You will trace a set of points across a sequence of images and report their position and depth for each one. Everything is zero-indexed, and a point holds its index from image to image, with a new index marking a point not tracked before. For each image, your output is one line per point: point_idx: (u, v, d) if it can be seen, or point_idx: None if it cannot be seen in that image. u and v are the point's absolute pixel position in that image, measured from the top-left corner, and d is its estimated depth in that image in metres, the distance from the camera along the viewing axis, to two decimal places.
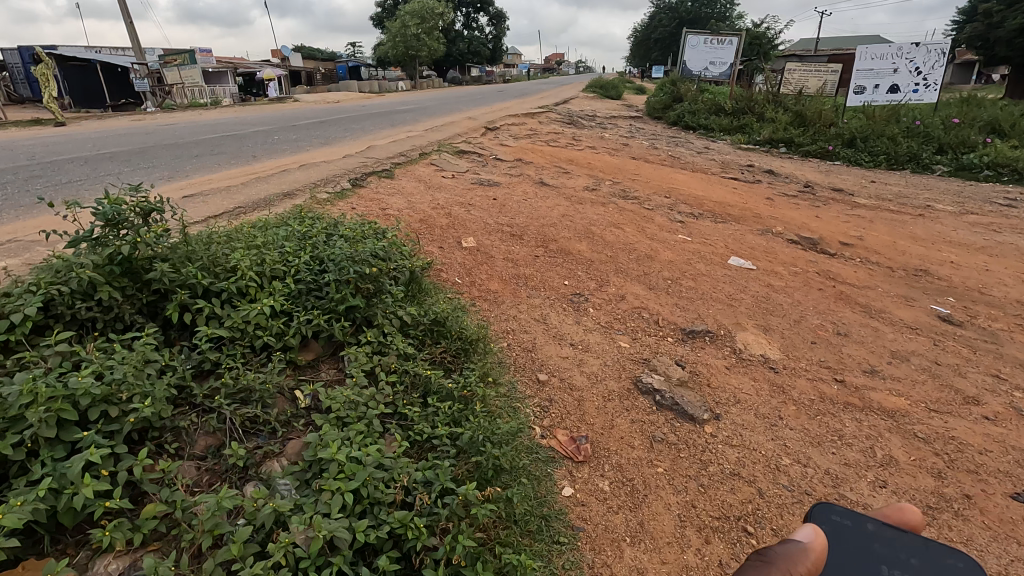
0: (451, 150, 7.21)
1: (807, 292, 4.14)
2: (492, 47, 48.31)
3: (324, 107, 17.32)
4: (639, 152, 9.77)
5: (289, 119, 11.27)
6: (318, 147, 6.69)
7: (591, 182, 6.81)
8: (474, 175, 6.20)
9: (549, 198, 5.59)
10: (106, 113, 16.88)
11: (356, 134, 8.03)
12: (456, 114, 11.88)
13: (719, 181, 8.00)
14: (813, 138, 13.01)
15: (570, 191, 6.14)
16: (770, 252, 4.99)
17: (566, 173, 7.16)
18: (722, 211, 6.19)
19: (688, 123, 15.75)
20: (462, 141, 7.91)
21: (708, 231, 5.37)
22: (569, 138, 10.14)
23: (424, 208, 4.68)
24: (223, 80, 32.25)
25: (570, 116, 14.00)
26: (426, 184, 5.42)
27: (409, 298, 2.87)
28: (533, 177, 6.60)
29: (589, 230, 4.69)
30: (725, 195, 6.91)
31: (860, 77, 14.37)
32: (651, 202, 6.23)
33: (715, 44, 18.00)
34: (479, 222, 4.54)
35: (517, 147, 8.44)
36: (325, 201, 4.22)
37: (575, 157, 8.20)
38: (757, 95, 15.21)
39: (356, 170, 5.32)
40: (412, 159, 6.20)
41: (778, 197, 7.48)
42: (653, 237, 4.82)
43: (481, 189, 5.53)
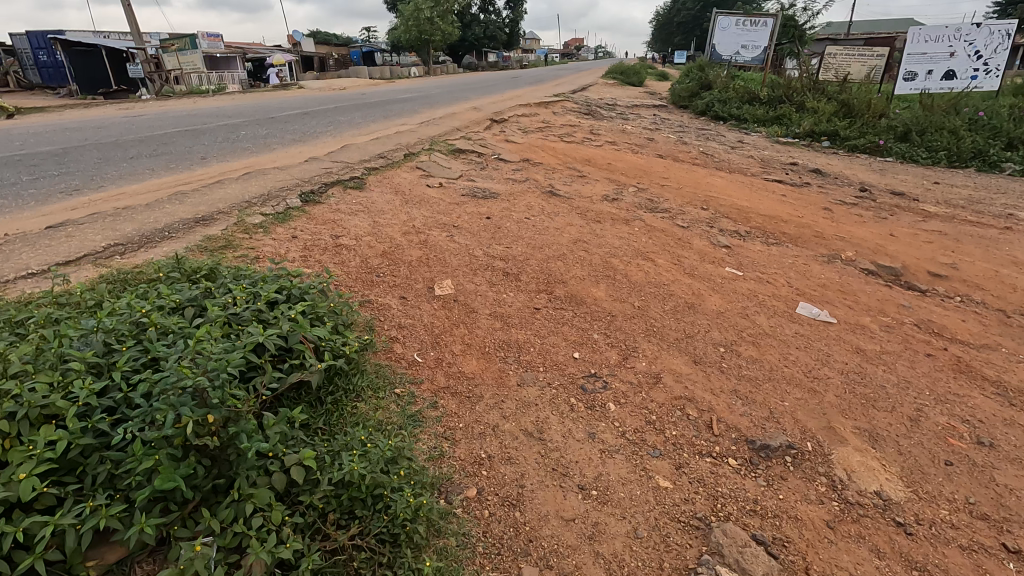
0: (446, 149, 6.10)
1: (913, 364, 2.97)
2: (509, 31, 46.85)
3: (327, 94, 16.37)
4: (667, 149, 8.54)
5: (277, 109, 10.28)
6: (285, 147, 5.65)
7: (611, 190, 5.66)
8: (469, 182, 5.09)
9: (558, 214, 4.45)
10: (100, 101, 16.11)
11: (339, 129, 6.99)
12: (461, 104, 10.76)
13: (763, 186, 6.76)
14: (860, 130, 11.61)
15: (585, 203, 5.00)
16: (846, 292, 3.81)
17: (581, 177, 6.02)
18: (773, 230, 5.00)
19: (717, 113, 14.40)
20: (461, 137, 6.82)
21: (764, 260, 4.20)
22: (586, 132, 8.95)
23: (393, 231, 3.60)
24: (232, 66, 31.43)
25: (588, 105, 12.76)
26: (403, 196, 4.34)
27: (315, 428, 1.79)
28: (541, 184, 5.47)
29: (610, 263, 3.57)
30: (775, 206, 5.69)
31: (911, 62, 12.82)
32: (684, 217, 5.08)
33: (748, 26, 16.52)
34: (463, 254, 3.44)
35: (525, 143, 7.28)
36: (256, 230, 3.19)
37: (592, 156, 7.02)
38: (795, 83, 13.83)
39: (316, 178, 4.25)
40: (394, 162, 5.13)
41: (836, 207, 6.26)
42: (693, 273, 3.68)
43: (474, 202, 4.43)
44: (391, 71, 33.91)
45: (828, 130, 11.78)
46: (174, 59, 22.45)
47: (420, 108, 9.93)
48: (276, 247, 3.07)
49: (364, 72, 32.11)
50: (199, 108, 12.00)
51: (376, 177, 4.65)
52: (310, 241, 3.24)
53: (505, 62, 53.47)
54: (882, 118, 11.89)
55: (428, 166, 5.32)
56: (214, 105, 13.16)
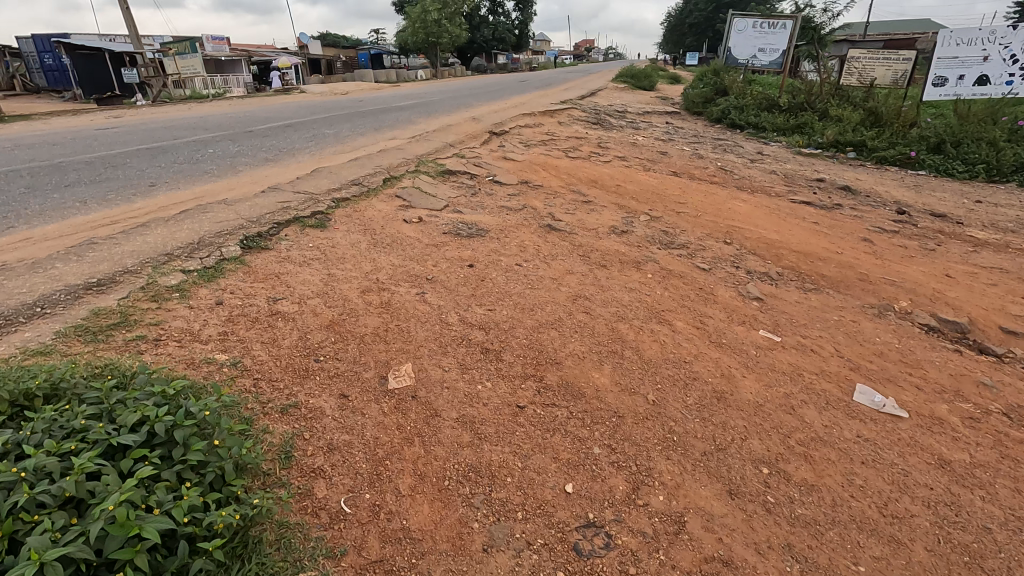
0: (434, 171, 5.44)
1: (1019, 485, 2.22)
2: (518, 33, 46.25)
3: (327, 100, 15.81)
4: (682, 164, 7.82)
5: (266, 117, 9.67)
6: (252, 171, 5.04)
7: (620, 220, 4.97)
8: (455, 213, 4.41)
9: (556, 256, 3.76)
10: (95, 107, 15.65)
11: (319, 146, 6.36)
12: (461, 112, 10.13)
13: (791, 210, 6.01)
14: (889, 141, 10.80)
15: (590, 238, 4.31)
16: (911, 363, 3.07)
17: (585, 203, 5.33)
18: (810, 272, 4.28)
19: (734, 121, 13.64)
20: (454, 155, 6.15)
21: (804, 316, 3.48)
22: (594, 146, 8.25)
23: (350, 289, 2.93)
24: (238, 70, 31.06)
25: (597, 113, 12.06)
26: (371, 235, 3.67)
27: None
28: (538, 214, 4.78)
29: (617, 331, 2.86)
30: (808, 238, 4.96)
31: (941, 66, 12.03)
32: (705, 256, 4.37)
33: (765, 28, 15.67)
34: (433, 321, 2.75)
35: (525, 161, 6.59)
36: (168, 296, 2.53)
37: (599, 174, 6.31)
38: (817, 89, 13.04)
39: (265, 212, 3.60)
40: (369, 189, 4.48)
41: (877, 237, 5.51)
42: (720, 342, 2.96)
43: (455, 242, 3.74)
44: (398, 74, 33.38)
45: (854, 141, 10.99)
46: (174, 64, 22.01)
47: (416, 118, 9.31)
48: (188, 322, 2.40)
49: (371, 75, 31.60)
50: (190, 117, 11.48)
51: (344, 210, 3.99)
52: (237, 308, 2.58)
53: (514, 64, 52.87)
54: (913, 128, 11.07)
55: (410, 193, 4.64)
56: (206, 113, 12.65)
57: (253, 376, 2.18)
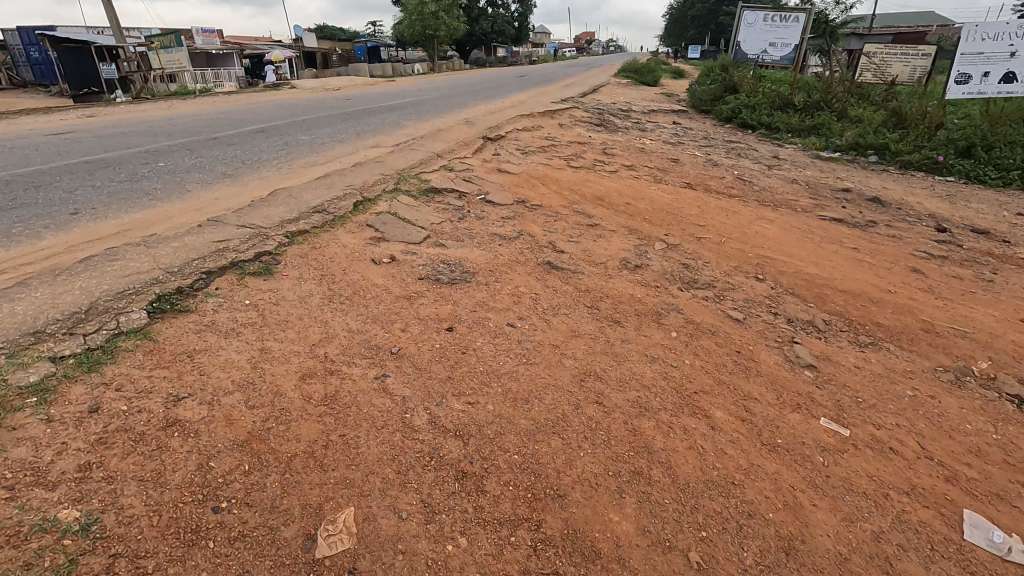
0: (416, 191, 4.72)
1: None
2: (517, 26, 45.30)
3: (316, 97, 15.05)
4: (696, 174, 7.10)
5: (243, 118, 8.94)
6: (202, 191, 4.33)
7: (632, 251, 4.26)
8: (437, 246, 3.70)
9: (558, 308, 3.05)
10: (71, 104, 14.85)
11: (288, 159, 5.64)
12: (454, 113, 9.39)
13: (823, 231, 5.30)
14: (914, 144, 10.06)
15: (599, 279, 3.60)
16: (1020, 466, 2.36)
17: (592, 229, 4.63)
18: (861, 321, 3.57)
19: (744, 121, 12.90)
20: (441, 169, 5.43)
21: (869, 389, 2.77)
22: (598, 153, 7.53)
23: (286, 374, 2.22)
24: (229, 63, 30.22)
25: (600, 113, 11.30)
26: (327, 285, 2.96)
27: None
28: (536, 246, 4.08)
29: (639, 433, 2.15)
30: (852, 271, 4.25)
31: (964, 63, 11.21)
32: (735, 299, 3.67)
33: (777, 22, 14.90)
34: (392, 425, 2.04)
35: (522, 173, 5.87)
36: (16, 405, 1.81)
37: (606, 189, 5.58)
38: (833, 87, 12.29)
39: (192, 257, 2.87)
40: (333, 219, 3.77)
41: (926, 265, 4.79)
42: (773, 441, 2.26)
43: (434, 291, 3.03)
44: (393, 68, 32.49)
45: (877, 144, 10.24)
46: (160, 58, 21.17)
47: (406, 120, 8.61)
48: (34, 452, 1.69)
49: (366, 67, 30.70)
50: (164, 116, 10.75)
51: (299, 250, 3.28)
52: (116, 419, 1.86)
53: (513, 57, 51.94)
54: (939, 130, 10.33)
55: (384, 220, 3.93)
56: (185, 112, 11.94)
57: (110, 552, 1.46)
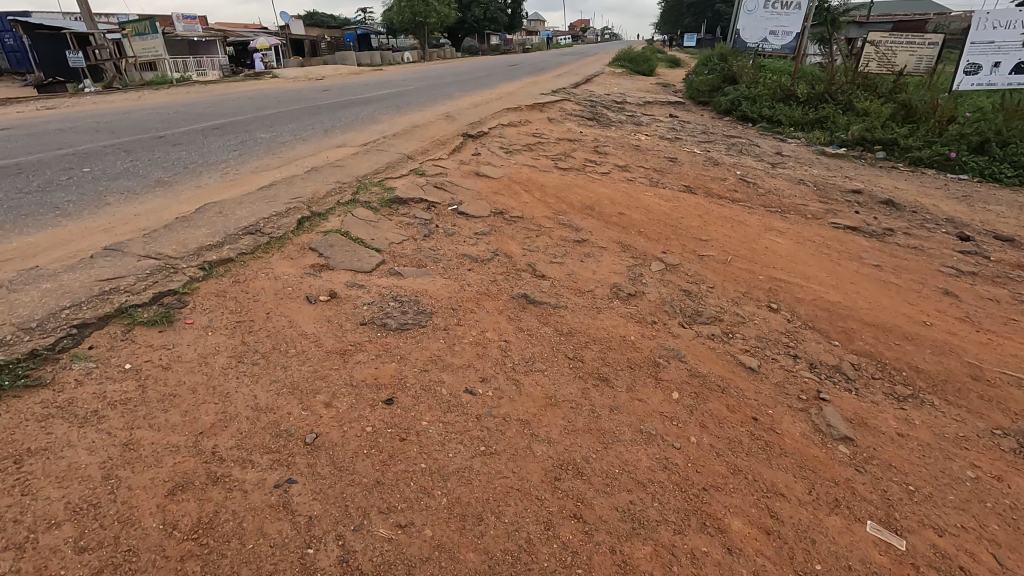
0: (377, 201, 4.11)
1: None
2: (510, 13, 44.30)
3: (295, 87, 14.30)
4: (696, 176, 6.50)
5: (206, 112, 8.25)
6: (122, 205, 3.72)
7: (625, 275, 3.67)
8: (391, 274, 3.10)
9: (532, 361, 2.46)
10: (36, 95, 14.07)
11: (238, 162, 5.01)
12: (435, 107, 8.74)
13: (839, 244, 4.73)
14: (925, 140, 9.47)
15: (584, 315, 3.01)
16: None
17: (580, 246, 4.04)
18: (896, 365, 2.99)
19: (744, 113, 12.29)
20: (410, 173, 4.81)
21: (921, 471, 2.20)
22: (589, 152, 6.92)
23: (148, 486, 1.63)
24: (211, 51, 29.22)
25: (593, 105, 10.67)
26: (241, 337, 2.36)
27: None
28: (512, 271, 3.48)
29: (631, 569, 1.57)
30: (878, 296, 3.67)
31: (974, 53, 10.60)
32: (745, 338, 3.09)
33: (778, 8, 14.24)
34: (285, 571, 1.45)
35: (503, 177, 5.26)
36: None
37: (597, 196, 4.98)
38: (838, 78, 11.69)
39: (62, 306, 2.28)
40: (268, 242, 3.16)
41: (958, 284, 4.22)
42: (809, 569, 1.69)
43: (377, 341, 2.43)
44: (382, 56, 31.56)
45: (885, 139, 9.65)
46: (135, 46, 20.29)
47: (382, 114, 7.97)
48: None
49: (353, 54, 29.75)
50: (124, 108, 10.03)
51: (215, 286, 2.67)
52: None
53: (507, 45, 50.92)
54: (951, 124, 9.73)
55: (332, 242, 3.32)
56: (151, 104, 11.22)
57: None
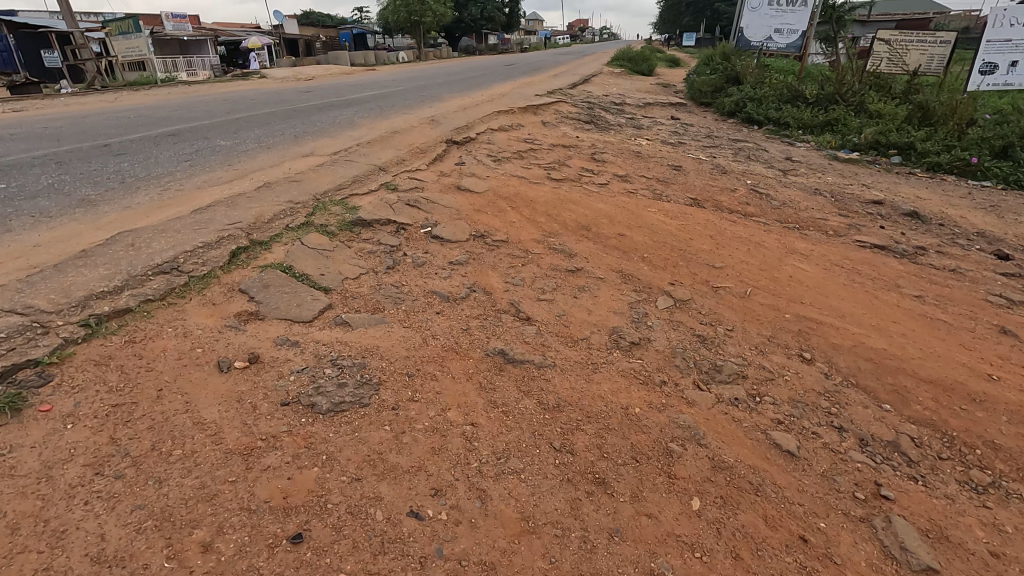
0: (336, 225, 3.50)
1: None
2: (507, 11, 43.67)
3: (280, 88, 13.67)
4: (703, 186, 5.90)
5: (170, 114, 7.62)
6: (24, 232, 3.11)
7: (627, 316, 3.07)
8: (336, 324, 2.49)
9: (505, 458, 1.86)
10: (7, 97, 13.42)
11: (184, 176, 4.40)
12: (420, 110, 8.12)
13: (870, 269, 4.12)
14: (943, 144, 8.86)
15: (577, 377, 2.41)
16: None
17: (573, 277, 3.44)
18: (966, 440, 2.39)
19: (750, 115, 11.70)
20: (379, 189, 4.20)
21: None
22: (586, 159, 6.31)
23: None
24: (201, 50, 28.61)
25: (591, 107, 10.08)
26: (112, 431, 1.75)
27: None
28: (491, 314, 2.89)
29: None
30: (929, 341, 3.07)
31: (990, 51, 9.97)
32: (777, 403, 2.49)
33: (783, 6, 13.62)
34: None
35: (488, 190, 4.65)
36: None
37: (593, 212, 4.37)
38: (848, 78, 11.10)
39: None
40: (185, 284, 2.56)
41: (1016, 319, 3.61)
42: None
43: (298, 432, 1.83)
44: (376, 56, 30.91)
45: (900, 143, 9.06)
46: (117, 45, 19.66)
47: (360, 118, 7.35)
48: None
49: (346, 53, 29.08)
50: (90, 110, 9.41)
51: (96, 351, 2.07)
52: None
53: (504, 45, 50.25)
54: (970, 127, 9.14)
55: (269, 281, 2.71)
56: (122, 105, 10.61)
57: None
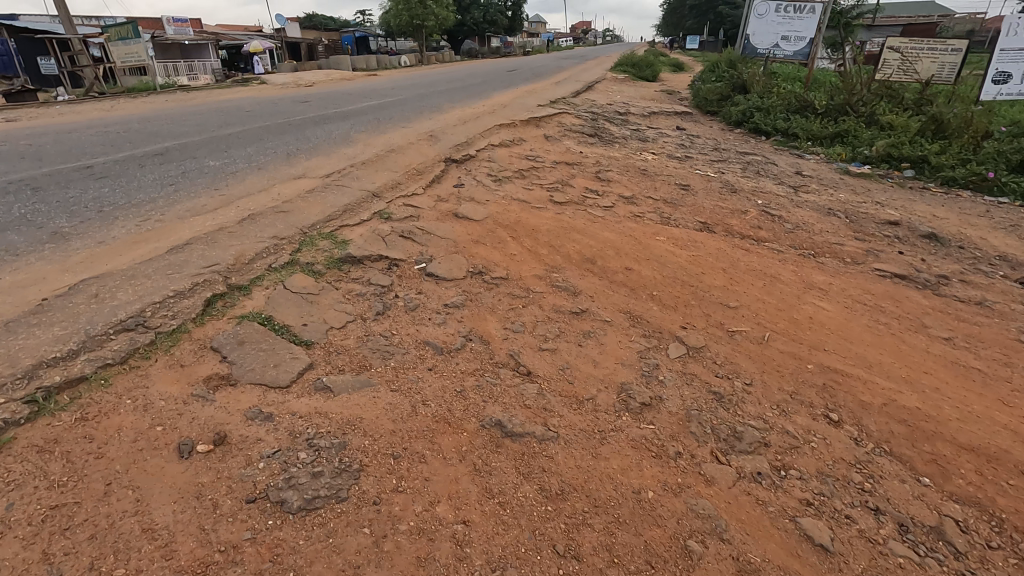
0: (323, 264, 3.27)
1: None
2: (509, 14, 43.45)
3: (278, 96, 13.46)
4: (712, 208, 5.66)
5: (161, 128, 7.40)
6: None
7: (636, 368, 2.83)
8: (316, 390, 2.25)
9: (501, 570, 1.62)
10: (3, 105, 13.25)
11: (167, 203, 4.17)
12: (419, 124, 7.90)
13: (894, 306, 3.86)
14: (958, 157, 8.59)
15: (582, 452, 2.16)
16: None
17: (578, 321, 3.20)
18: (1018, 524, 2.14)
19: (757, 125, 11.44)
20: (371, 219, 3.97)
21: None
22: (590, 178, 6.07)
23: None
24: (202, 54, 28.49)
25: (595, 118, 9.85)
26: (45, 544, 1.52)
27: None
28: (488, 370, 2.65)
29: None
30: (965, 397, 2.81)
31: (1004, 60, 9.72)
32: (805, 479, 2.24)
33: (790, 13, 13.37)
34: None
35: (487, 218, 4.41)
36: None
37: (599, 243, 4.13)
38: (859, 88, 10.84)
39: None
40: (152, 342, 2.33)
41: None
42: None
43: (263, 540, 1.59)
44: (378, 60, 30.70)
45: (913, 156, 8.79)
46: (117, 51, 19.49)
47: (357, 133, 7.13)
48: None
49: (347, 58, 28.93)
50: (81, 121, 9.18)
51: (41, 433, 1.84)
52: None
53: (507, 48, 50.11)
54: (986, 140, 8.87)
55: (246, 336, 2.48)
56: (116, 115, 10.40)
57: None
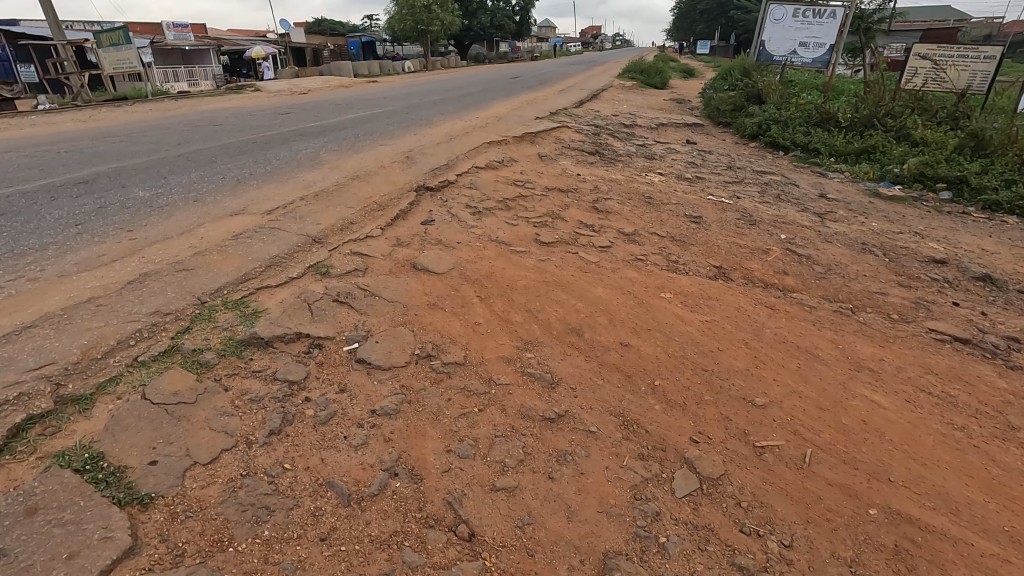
0: (214, 351, 2.46)
1: None
2: (517, 19, 42.73)
3: (266, 106, 12.76)
4: (728, 246, 4.82)
5: (112, 146, 6.65)
6: None
7: (628, 521, 2.00)
8: None
9: None
10: None
11: (56, 253, 3.38)
12: (399, 141, 7.09)
13: (969, 393, 2.99)
14: (1002, 178, 7.66)
15: None
16: None
17: (552, 433, 2.36)
18: None
19: (774, 139, 10.54)
20: (301, 278, 3.17)
21: None
22: (585, 209, 5.25)
23: None
24: (202, 61, 27.96)
25: (598, 133, 9.02)
26: None
27: None
28: (411, 536, 1.83)
29: None
30: None
31: None
32: None
33: (809, 18, 12.49)
34: None
35: (453, 269, 3.59)
36: None
37: (588, 306, 3.30)
38: (886, 100, 9.94)
39: None
40: None
41: None
42: None
43: None
44: (381, 66, 30.06)
45: (950, 176, 7.88)
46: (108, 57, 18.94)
47: (326, 153, 6.33)
48: None
49: (349, 64, 28.28)
50: (36, 135, 8.47)
51: None
52: None
53: (514, 54, 49.37)
54: None
55: (45, 497, 1.69)
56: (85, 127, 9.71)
57: None
